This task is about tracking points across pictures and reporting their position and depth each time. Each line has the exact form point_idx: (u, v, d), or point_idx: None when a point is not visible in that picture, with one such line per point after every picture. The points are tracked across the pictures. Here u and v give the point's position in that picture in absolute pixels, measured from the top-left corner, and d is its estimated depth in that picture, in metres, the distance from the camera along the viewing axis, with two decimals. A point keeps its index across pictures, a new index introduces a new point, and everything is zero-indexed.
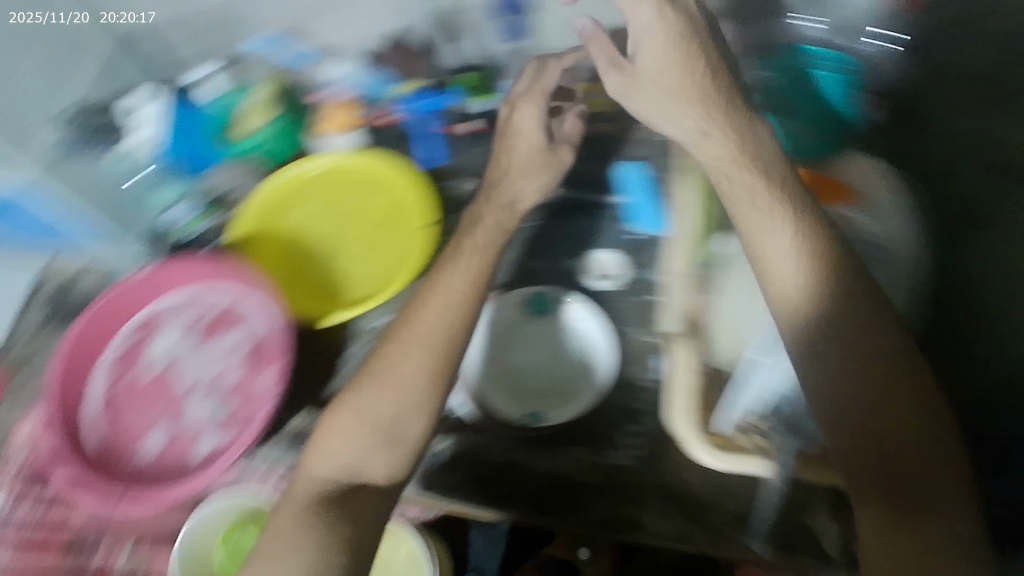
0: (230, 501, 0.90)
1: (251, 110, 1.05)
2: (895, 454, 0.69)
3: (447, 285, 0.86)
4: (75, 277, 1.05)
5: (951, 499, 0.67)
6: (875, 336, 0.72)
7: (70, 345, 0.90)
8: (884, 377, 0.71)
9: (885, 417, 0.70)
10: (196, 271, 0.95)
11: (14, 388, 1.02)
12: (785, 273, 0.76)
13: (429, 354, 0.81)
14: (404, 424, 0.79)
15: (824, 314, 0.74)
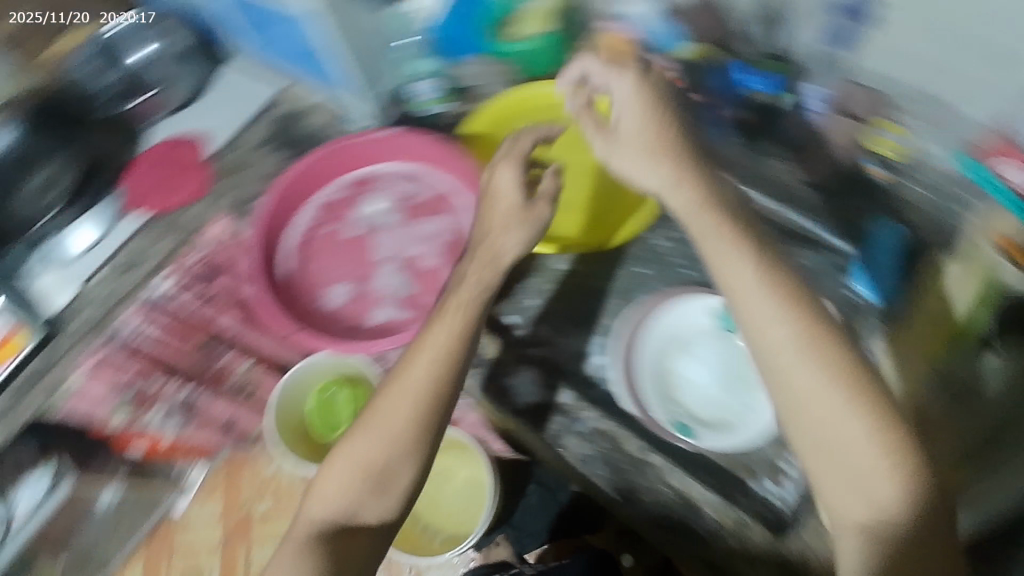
0: (336, 360, 1.06)
1: (530, 15, 1.02)
2: (864, 468, 0.64)
3: (454, 317, 0.76)
4: (307, 109, 1.12)
5: (917, 503, 0.64)
6: (813, 344, 0.66)
7: (295, 174, 0.94)
8: (845, 394, 0.65)
9: (857, 437, 0.64)
10: (427, 148, 0.97)
11: (223, 188, 1.08)
12: (774, 332, 0.67)
13: (409, 408, 0.73)
14: (395, 470, 0.73)
15: (788, 340, 0.67)
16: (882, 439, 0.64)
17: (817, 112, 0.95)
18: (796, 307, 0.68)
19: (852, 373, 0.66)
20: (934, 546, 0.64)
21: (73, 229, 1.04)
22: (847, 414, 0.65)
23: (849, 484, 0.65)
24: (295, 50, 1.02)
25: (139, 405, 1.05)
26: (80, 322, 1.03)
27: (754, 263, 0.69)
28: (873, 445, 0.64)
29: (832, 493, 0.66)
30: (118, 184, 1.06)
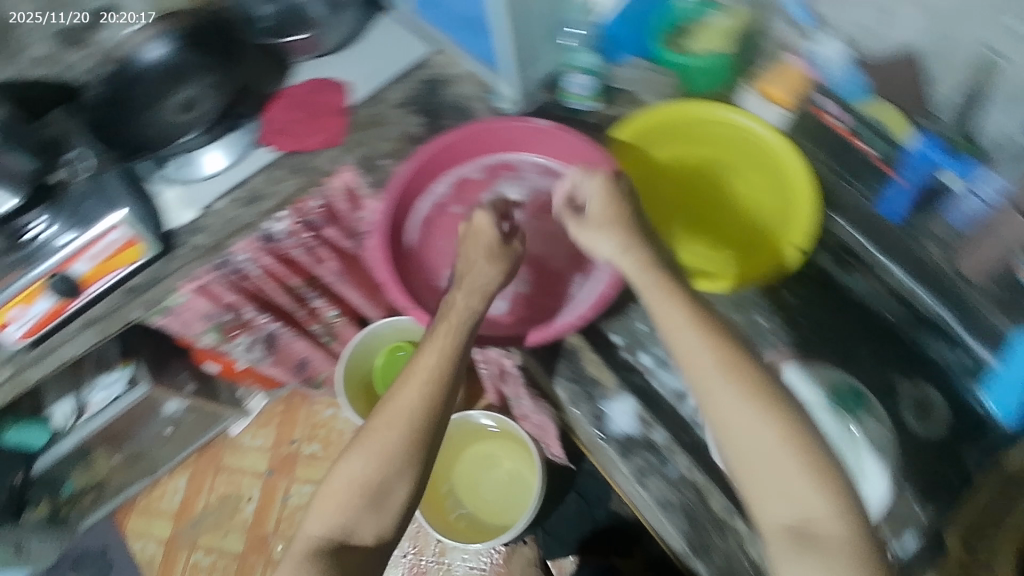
0: (396, 322, 1.39)
1: (709, 31, 0.96)
2: (780, 472, 0.68)
3: (443, 346, 0.80)
4: (458, 76, 1.11)
5: (840, 500, 0.66)
6: (726, 366, 0.71)
7: (437, 148, 0.91)
8: (753, 407, 0.69)
9: (771, 445, 0.68)
10: (577, 147, 0.93)
11: (354, 142, 1.07)
12: (703, 358, 0.71)
13: (400, 429, 0.77)
14: (387, 485, 0.77)
15: (710, 365, 0.71)
16: (793, 442, 0.68)
17: (985, 202, 0.85)
18: (718, 337, 0.72)
19: (765, 388, 0.70)
20: (864, 544, 0.66)
21: (206, 151, 1.04)
22: (763, 425, 0.68)
23: (776, 488, 0.68)
24: (467, 17, 1.04)
25: (228, 330, 1.18)
26: (192, 246, 1.02)
27: (683, 306, 0.74)
28: (784, 451, 0.68)
29: (758, 498, 0.69)
30: (260, 115, 1.08)
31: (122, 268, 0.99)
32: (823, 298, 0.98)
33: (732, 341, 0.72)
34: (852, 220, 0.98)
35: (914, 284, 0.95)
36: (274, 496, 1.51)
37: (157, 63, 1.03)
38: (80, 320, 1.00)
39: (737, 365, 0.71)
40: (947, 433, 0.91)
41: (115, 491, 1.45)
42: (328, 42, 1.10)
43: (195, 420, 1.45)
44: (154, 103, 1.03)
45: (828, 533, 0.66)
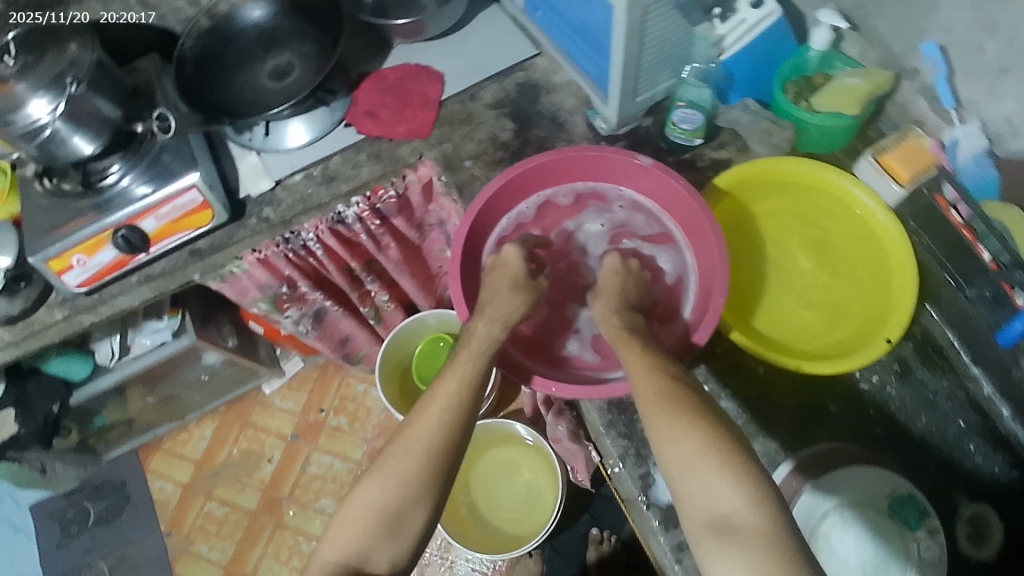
0: (442, 313, 1.35)
1: (837, 88, 0.93)
2: (697, 473, 0.68)
3: (461, 372, 0.79)
4: (558, 86, 1.07)
5: (754, 493, 0.65)
6: (648, 386, 0.73)
7: (527, 167, 0.88)
8: (666, 417, 0.71)
9: (687, 454, 0.68)
10: (672, 189, 0.87)
11: (440, 136, 1.05)
12: (642, 372, 0.75)
13: (418, 455, 0.75)
14: (404, 512, 0.74)
15: (640, 376, 0.75)
16: (708, 446, 0.68)
17: None
18: (648, 364, 0.75)
19: (684, 403, 0.71)
20: (779, 532, 0.63)
21: (290, 123, 1.03)
22: (680, 433, 0.69)
23: (695, 489, 0.67)
24: (580, 28, 0.98)
25: (280, 302, 1.16)
26: (261, 218, 1.02)
27: (630, 347, 0.78)
28: (696, 455, 0.68)
29: (681, 500, 0.69)
30: (349, 93, 1.06)
31: (190, 229, 0.99)
32: (902, 394, 0.90)
33: (673, 363, 0.77)
34: (947, 319, 0.93)
35: (998, 401, 0.90)
36: (294, 461, 1.53)
37: (258, 25, 1.07)
38: (139, 274, 1.01)
39: (674, 377, 0.75)
40: (999, 562, 0.83)
41: (142, 428, 1.51)
42: (430, 29, 1.05)
43: (231, 373, 1.48)
44: (246, 65, 1.05)
45: (742, 523, 0.64)
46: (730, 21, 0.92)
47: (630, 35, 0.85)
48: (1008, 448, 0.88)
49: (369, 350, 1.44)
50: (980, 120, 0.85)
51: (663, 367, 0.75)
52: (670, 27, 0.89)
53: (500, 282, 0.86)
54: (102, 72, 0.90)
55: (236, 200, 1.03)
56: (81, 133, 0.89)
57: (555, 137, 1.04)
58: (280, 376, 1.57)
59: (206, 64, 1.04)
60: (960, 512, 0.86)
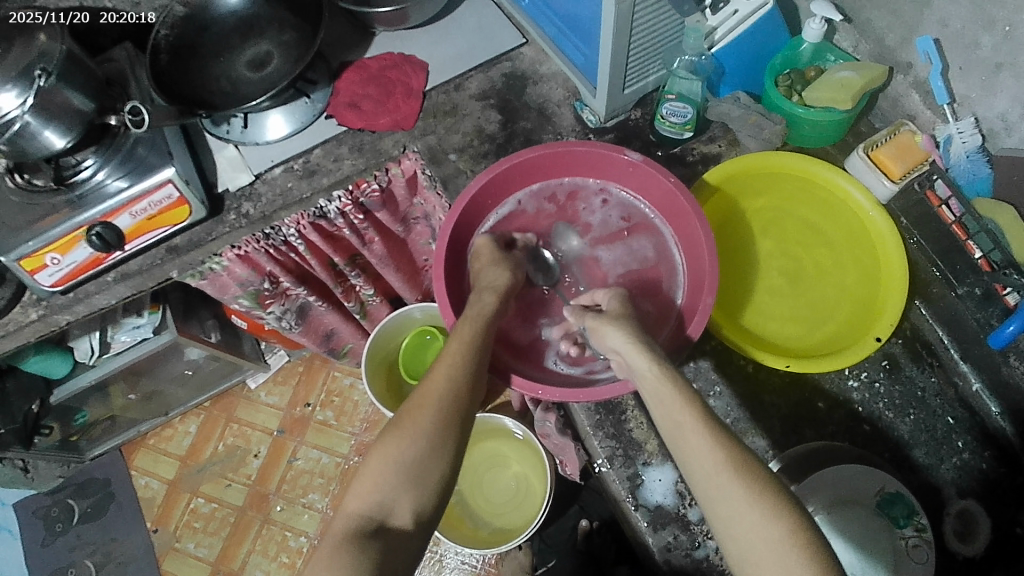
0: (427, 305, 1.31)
1: (829, 83, 0.91)
2: (786, 562, 0.59)
3: (465, 329, 0.76)
4: (546, 76, 1.04)
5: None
6: (722, 461, 0.63)
7: (513, 163, 0.85)
8: (746, 496, 0.61)
9: (772, 542, 0.60)
10: (661, 185, 0.84)
11: (424, 129, 1.02)
12: (709, 442, 0.64)
13: (435, 405, 0.71)
14: (425, 462, 0.68)
15: (706, 451, 0.64)
16: (796, 536, 0.60)
17: None
18: (718, 436, 0.65)
19: (767, 485, 0.62)
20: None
21: (270, 115, 1.01)
22: (764, 518, 0.60)
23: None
24: (568, 18, 0.96)
25: (262, 298, 1.13)
26: (241, 214, 0.99)
27: (689, 411, 0.66)
28: (786, 544, 0.60)
29: None
30: (330, 84, 1.04)
31: (166, 226, 0.96)
32: (891, 391, 0.90)
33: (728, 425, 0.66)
34: (936, 316, 0.92)
35: (987, 397, 0.90)
36: (281, 455, 1.52)
37: (235, 13, 1.04)
38: (115, 271, 0.98)
39: (738, 444, 0.65)
40: (986, 558, 0.83)
41: (125, 425, 1.49)
42: (413, 18, 1.03)
43: (216, 368, 1.46)
44: (223, 54, 1.02)
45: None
46: (721, 13, 0.90)
47: (620, 28, 0.83)
48: (995, 444, 0.88)
49: (355, 343, 1.42)
50: (973, 116, 0.87)
51: (736, 440, 0.65)
52: (659, 18, 0.86)
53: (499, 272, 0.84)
54: (75, 62, 0.86)
55: (214, 194, 1.00)
56: (53, 127, 0.85)
57: (542, 130, 1.02)
58: (266, 370, 1.56)
59: (181, 54, 1.00)
60: (949, 508, 0.85)
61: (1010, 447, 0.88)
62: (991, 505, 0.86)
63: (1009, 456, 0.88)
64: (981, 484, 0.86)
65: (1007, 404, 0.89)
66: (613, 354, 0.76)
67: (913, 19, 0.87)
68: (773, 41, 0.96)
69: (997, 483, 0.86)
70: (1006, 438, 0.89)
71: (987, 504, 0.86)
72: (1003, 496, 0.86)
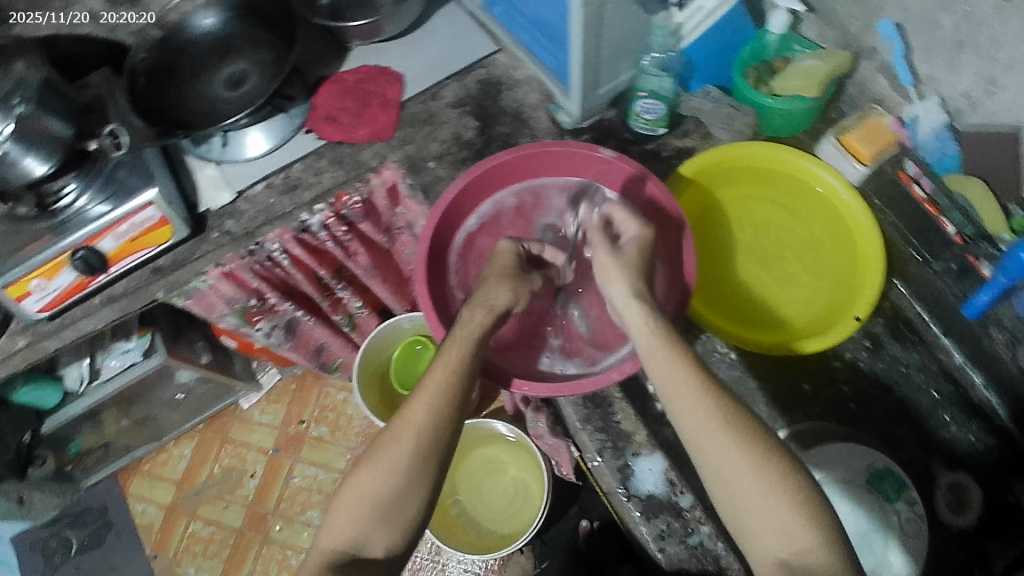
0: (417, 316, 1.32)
1: (796, 71, 0.93)
2: (778, 507, 0.61)
3: (465, 334, 0.73)
4: (521, 82, 1.06)
5: (829, 532, 0.61)
6: (711, 414, 0.64)
7: (489, 166, 0.87)
8: (739, 448, 0.62)
9: (763, 489, 0.62)
10: (637, 180, 0.86)
11: (401, 139, 1.04)
12: (702, 399, 0.64)
13: (412, 441, 0.69)
14: (398, 500, 0.69)
15: (698, 407, 0.64)
16: (785, 482, 0.62)
17: None
18: (707, 390, 0.65)
19: (756, 436, 0.63)
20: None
21: (249, 132, 1.02)
22: (752, 468, 0.62)
23: (770, 521, 0.61)
24: (536, 22, 0.98)
25: (250, 315, 1.13)
26: (224, 231, 1.01)
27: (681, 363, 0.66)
28: (773, 492, 0.61)
29: (750, 531, 0.62)
30: (308, 99, 1.05)
31: (150, 246, 0.97)
32: (875, 369, 0.93)
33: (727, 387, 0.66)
34: (916, 293, 0.95)
35: (970, 368, 0.91)
36: (278, 474, 1.52)
37: (211, 33, 1.05)
38: (102, 295, 0.99)
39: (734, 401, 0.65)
40: (980, 528, 0.86)
41: (119, 452, 1.48)
42: (386, 29, 1.04)
43: (208, 391, 1.45)
44: (200, 74, 1.03)
45: (821, 568, 0.60)
46: (687, 9, 0.91)
47: (588, 27, 0.85)
48: (983, 416, 0.90)
49: (346, 357, 1.42)
50: (939, 96, 0.89)
51: (725, 390, 0.65)
52: (625, 18, 0.88)
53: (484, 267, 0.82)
54: (51, 89, 0.88)
55: (197, 214, 1.02)
56: (33, 154, 0.86)
57: (519, 134, 1.03)
58: (257, 390, 1.56)
59: (159, 75, 1.02)
60: (939, 480, 0.89)
61: (996, 416, 0.89)
62: (981, 470, 0.89)
63: (997, 425, 0.89)
64: (969, 449, 0.90)
65: (992, 370, 0.88)
66: (613, 304, 0.74)
67: (875, 5, 0.89)
68: (740, 35, 0.97)
69: (987, 448, 0.89)
70: (991, 405, 0.89)
71: (979, 472, 0.89)
72: (994, 463, 0.89)
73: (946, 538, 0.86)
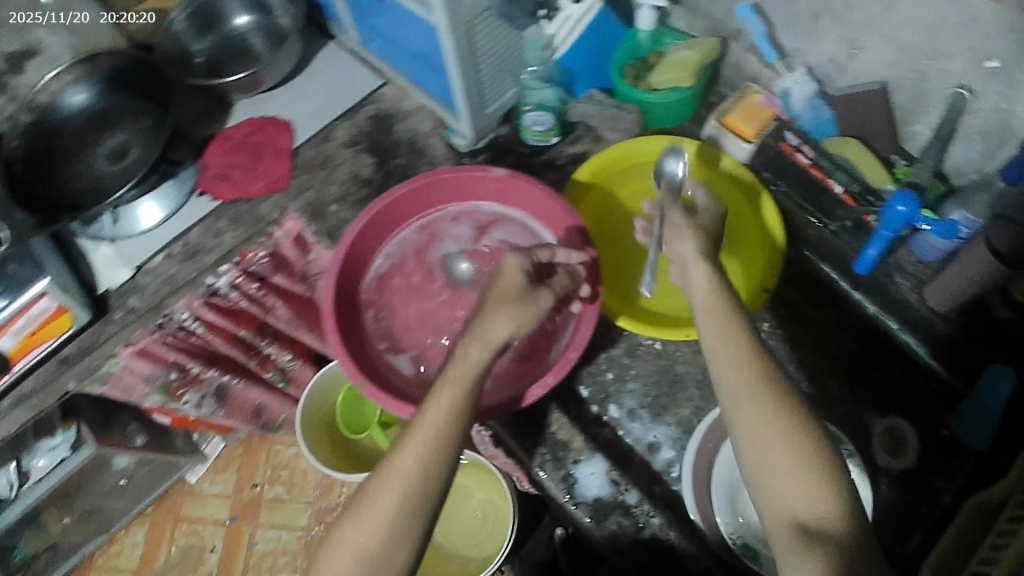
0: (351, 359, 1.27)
1: (670, 64, 0.95)
2: (806, 478, 0.59)
3: (461, 373, 0.67)
4: (411, 111, 1.06)
5: (852, 508, 0.58)
6: (749, 382, 0.62)
7: (385, 204, 0.86)
8: (771, 415, 0.60)
9: (792, 459, 0.59)
10: (535, 195, 0.87)
11: (299, 185, 1.02)
12: (744, 363, 0.63)
13: (405, 486, 0.62)
14: (385, 552, 0.61)
15: (740, 373, 0.63)
16: (814, 455, 0.59)
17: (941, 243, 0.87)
18: (751, 357, 0.63)
19: (788, 407, 0.61)
20: (871, 558, 0.56)
21: (140, 204, 1.00)
22: (782, 437, 0.60)
23: (796, 491, 0.58)
24: (412, 52, 0.98)
25: (173, 389, 1.06)
26: (127, 309, 0.98)
27: (736, 338, 0.64)
28: (801, 463, 0.59)
29: (775, 499, 0.59)
30: (197, 160, 1.03)
31: (51, 338, 0.93)
32: (793, 333, 0.95)
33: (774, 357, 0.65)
34: (819, 255, 0.97)
35: (884, 316, 0.94)
36: (239, 543, 1.47)
37: (83, 109, 1.01)
38: (9, 397, 0.94)
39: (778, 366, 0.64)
40: (920, 467, 0.86)
41: (68, 551, 1.41)
42: (266, 79, 1.03)
43: (151, 471, 1.40)
44: (78, 154, 1.00)
45: (843, 539, 0.56)
46: (556, 20, 0.92)
47: (460, 51, 0.87)
48: (903, 358, 0.93)
49: (288, 412, 1.34)
50: (807, 66, 0.93)
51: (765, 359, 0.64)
52: (497, 37, 0.90)
53: (486, 290, 0.72)
54: None
55: (97, 296, 0.98)
56: None
57: (417, 163, 1.02)
58: (204, 461, 1.51)
59: (37, 160, 0.99)
60: (875, 429, 0.89)
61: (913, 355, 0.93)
62: (912, 412, 0.90)
63: (916, 362, 0.93)
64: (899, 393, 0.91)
65: (903, 313, 0.93)
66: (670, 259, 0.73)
67: None
68: (613, 34, 0.98)
69: (914, 389, 0.91)
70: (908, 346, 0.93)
71: (911, 415, 0.89)
72: (927, 400, 0.90)
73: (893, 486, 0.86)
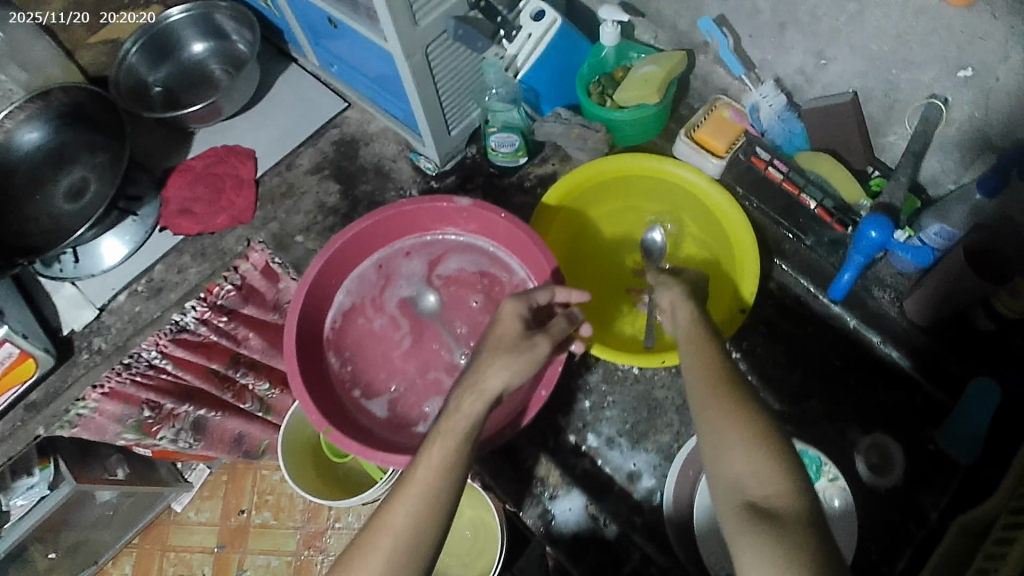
0: None
1: (635, 81, 0.91)
2: (755, 455, 0.54)
3: (454, 426, 0.62)
4: (376, 134, 1.03)
5: (801, 484, 0.53)
6: (706, 374, 0.60)
7: (344, 240, 0.83)
8: (723, 399, 0.58)
9: (742, 437, 0.55)
10: (499, 223, 0.85)
11: (264, 216, 1.00)
12: (704, 363, 0.62)
13: (399, 546, 0.56)
14: None
15: (696, 369, 0.61)
16: (764, 433, 0.55)
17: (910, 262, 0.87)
18: (709, 355, 0.62)
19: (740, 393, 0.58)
20: (822, 530, 0.49)
21: (102, 242, 0.99)
22: (732, 417, 0.56)
23: (743, 466, 0.54)
24: (372, 76, 0.96)
25: (147, 428, 1.00)
26: (93, 350, 0.95)
27: (706, 345, 0.63)
28: (748, 438, 0.55)
29: (726, 481, 0.54)
30: (157, 194, 1.02)
31: (19, 383, 0.89)
32: (772, 350, 0.92)
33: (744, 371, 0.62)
34: (798, 268, 0.95)
35: (865, 329, 0.91)
36: (228, 570, 1.45)
37: (38, 147, 0.99)
38: None
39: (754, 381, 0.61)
40: (907, 483, 0.84)
41: None
42: (226, 109, 1.01)
43: (135, 502, 1.39)
44: (38, 192, 0.98)
45: (787, 509, 0.51)
46: (516, 40, 0.89)
47: (417, 76, 0.85)
48: (886, 372, 0.90)
49: (270, 439, 1.27)
50: (775, 77, 0.90)
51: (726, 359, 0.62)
52: (455, 59, 0.89)
53: (484, 336, 0.70)
54: None
55: (61, 338, 0.96)
56: None
57: (384, 189, 1.00)
58: (189, 489, 1.49)
59: None
60: (859, 446, 0.86)
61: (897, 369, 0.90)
62: (896, 428, 0.86)
63: (900, 377, 0.89)
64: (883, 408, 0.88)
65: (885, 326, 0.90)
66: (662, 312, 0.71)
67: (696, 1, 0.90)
68: (579, 50, 0.94)
69: (900, 406, 0.88)
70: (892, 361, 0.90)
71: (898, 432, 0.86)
72: (910, 416, 0.87)
73: (879, 505, 0.83)
